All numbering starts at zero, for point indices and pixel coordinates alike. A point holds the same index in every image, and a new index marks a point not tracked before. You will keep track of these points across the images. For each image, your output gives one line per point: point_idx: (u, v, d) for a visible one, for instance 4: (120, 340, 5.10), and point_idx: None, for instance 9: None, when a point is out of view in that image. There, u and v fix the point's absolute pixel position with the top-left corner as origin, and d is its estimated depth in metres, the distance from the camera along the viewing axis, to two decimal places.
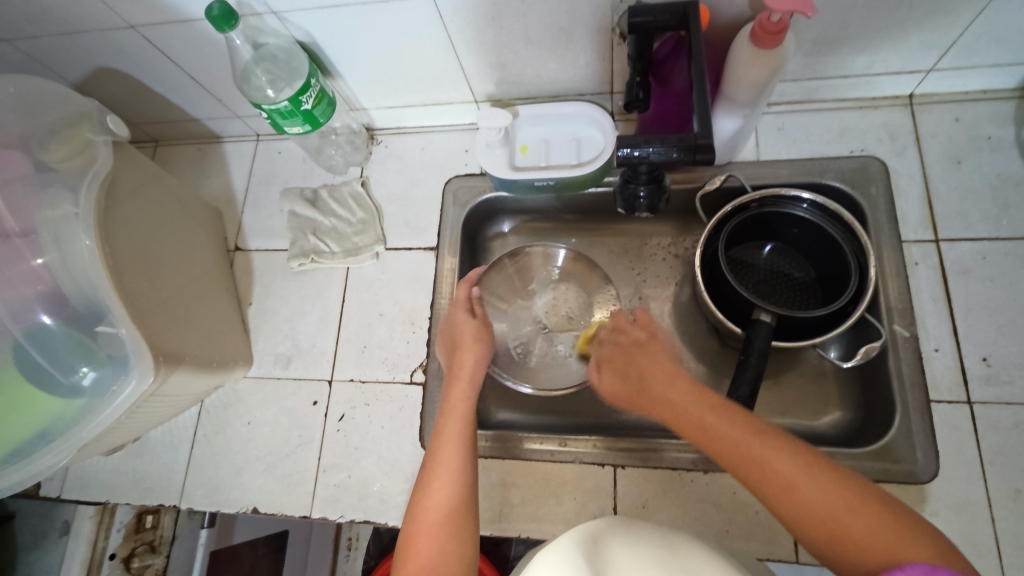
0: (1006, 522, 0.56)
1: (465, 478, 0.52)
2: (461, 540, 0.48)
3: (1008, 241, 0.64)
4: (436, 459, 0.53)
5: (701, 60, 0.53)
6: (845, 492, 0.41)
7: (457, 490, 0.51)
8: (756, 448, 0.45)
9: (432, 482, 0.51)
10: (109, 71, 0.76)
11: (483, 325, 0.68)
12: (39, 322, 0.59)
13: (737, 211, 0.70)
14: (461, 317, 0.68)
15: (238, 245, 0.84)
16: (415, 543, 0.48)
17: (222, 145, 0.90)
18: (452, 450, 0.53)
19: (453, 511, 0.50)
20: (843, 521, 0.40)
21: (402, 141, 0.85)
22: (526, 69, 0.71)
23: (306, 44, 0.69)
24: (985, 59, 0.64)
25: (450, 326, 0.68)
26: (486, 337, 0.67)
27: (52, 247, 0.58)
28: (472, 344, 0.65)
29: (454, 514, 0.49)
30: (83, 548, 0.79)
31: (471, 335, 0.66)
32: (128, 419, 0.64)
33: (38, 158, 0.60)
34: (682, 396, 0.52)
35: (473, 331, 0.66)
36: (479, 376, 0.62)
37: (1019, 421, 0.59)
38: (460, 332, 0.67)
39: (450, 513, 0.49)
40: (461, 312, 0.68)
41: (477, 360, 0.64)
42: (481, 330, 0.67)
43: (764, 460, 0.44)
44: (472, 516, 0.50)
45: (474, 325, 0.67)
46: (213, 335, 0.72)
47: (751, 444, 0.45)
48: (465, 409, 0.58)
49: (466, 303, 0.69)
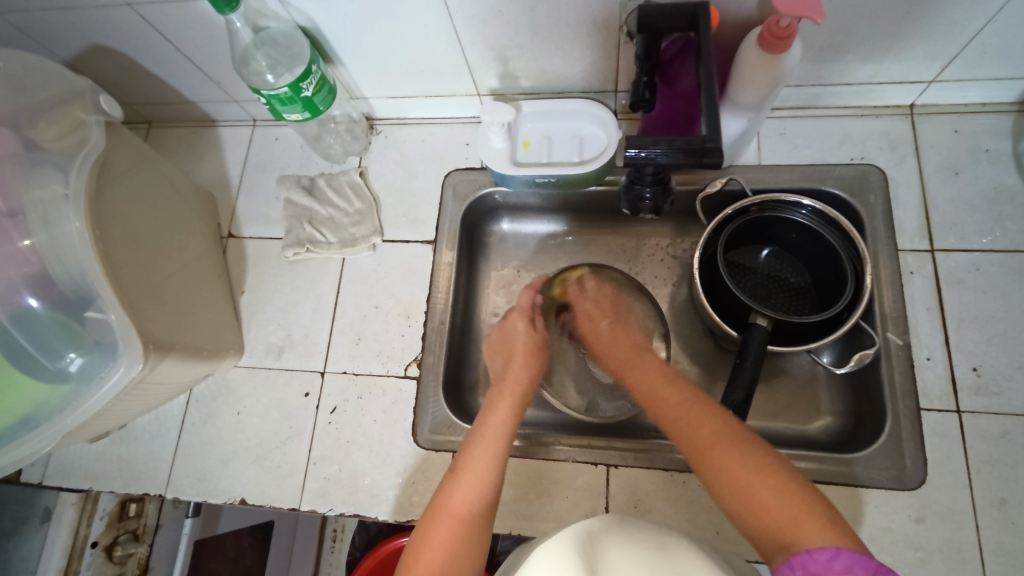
0: (990, 530, 0.57)
1: (494, 480, 0.53)
2: (475, 539, 0.50)
3: (1002, 253, 0.65)
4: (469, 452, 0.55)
5: (711, 62, 0.53)
6: (771, 477, 0.45)
7: (484, 492, 0.52)
8: (709, 432, 0.50)
9: (459, 481, 0.52)
10: (102, 49, 0.74)
11: (540, 340, 0.68)
12: (25, 304, 0.57)
13: (737, 215, 0.70)
14: (524, 329, 0.69)
15: (231, 232, 0.83)
16: (429, 536, 0.49)
17: (217, 129, 0.89)
18: (490, 452, 0.54)
19: (478, 510, 0.51)
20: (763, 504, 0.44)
21: (402, 132, 0.84)
22: (531, 64, 0.70)
23: (308, 30, 0.67)
24: (987, 72, 0.65)
25: (506, 334, 0.69)
26: (541, 354, 0.67)
27: (40, 229, 0.56)
28: (524, 359, 0.66)
29: (474, 515, 0.50)
30: (64, 535, 0.78)
31: (530, 348, 0.67)
32: (115, 406, 0.63)
33: (26, 136, 0.58)
34: (660, 387, 0.57)
35: (529, 346, 0.67)
36: (530, 394, 0.63)
37: (1006, 432, 0.60)
38: (519, 343, 0.68)
39: (473, 510, 0.51)
40: (521, 322, 0.69)
41: (529, 373, 0.65)
42: (536, 350, 0.67)
43: (710, 446, 0.49)
44: (490, 519, 0.52)
45: (534, 335, 0.69)
46: (204, 323, 0.70)
47: (706, 428, 0.50)
48: (507, 423, 0.58)
49: (528, 317, 0.70)
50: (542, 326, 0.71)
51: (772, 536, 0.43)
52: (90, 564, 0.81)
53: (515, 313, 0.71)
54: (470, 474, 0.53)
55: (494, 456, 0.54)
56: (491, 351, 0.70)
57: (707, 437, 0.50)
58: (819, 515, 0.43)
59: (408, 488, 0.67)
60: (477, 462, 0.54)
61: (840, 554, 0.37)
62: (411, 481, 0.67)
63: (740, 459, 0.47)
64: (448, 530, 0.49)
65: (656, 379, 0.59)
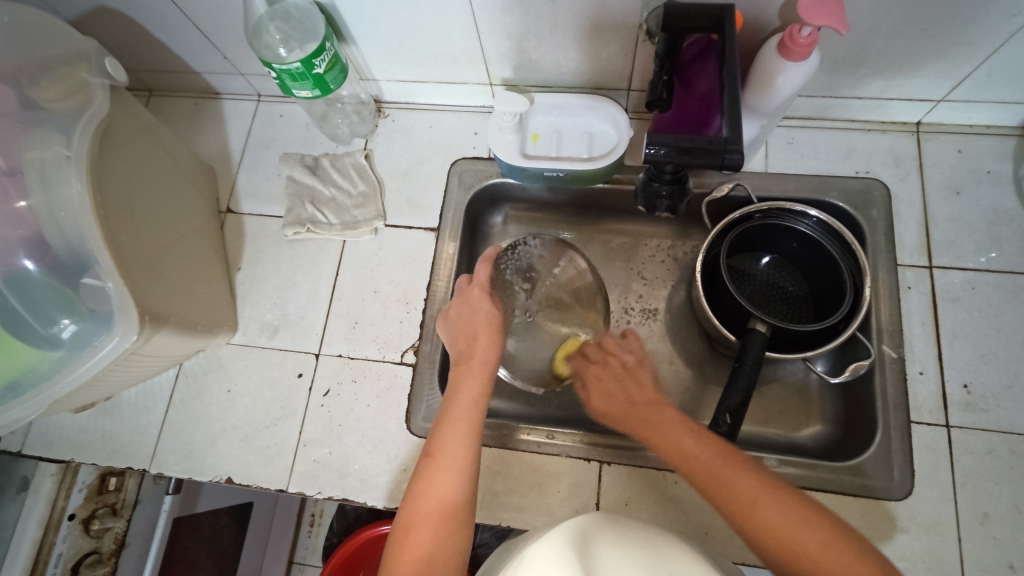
0: (972, 543, 0.58)
1: (470, 468, 0.52)
2: (461, 533, 0.49)
3: (997, 274, 0.66)
4: (445, 445, 0.53)
5: (734, 64, 0.53)
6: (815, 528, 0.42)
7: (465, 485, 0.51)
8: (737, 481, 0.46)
9: (438, 471, 0.51)
10: (108, 11, 0.72)
11: (498, 316, 0.66)
12: (21, 267, 0.55)
13: (741, 220, 0.71)
14: (480, 308, 0.66)
15: (230, 207, 0.81)
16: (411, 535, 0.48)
17: (220, 102, 0.87)
18: (465, 433, 0.54)
19: (458, 504, 0.50)
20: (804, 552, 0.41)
21: (410, 117, 0.83)
22: (546, 56, 0.70)
23: (324, 6, 0.66)
24: (995, 94, 0.66)
25: (466, 311, 0.67)
26: (502, 330, 0.66)
27: (39, 189, 0.55)
28: (488, 337, 0.64)
29: (456, 510, 0.49)
30: (41, 506, 0.76)
31: (484, 325, 0.65)
32: (105, 376, 0.62)
33: (28, 95, 0.56)
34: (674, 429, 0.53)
35: (491, 321, 0.65)
36: (494, 359, 0.62)
37: (992, 448, 0.61)
38: (473, 320, 0.66)
39: (453, 505, 0.49)
40: (480, 296, 0.67)
41: (495, 350, 0.63)
42: (496, 325, 0.65)
43: (746, 494, 0.45)
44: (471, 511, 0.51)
45: (490, 310, 0.66)
46: (199, 298, 0.69)
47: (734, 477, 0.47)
48: (477, 405, 0.57)
49: (486, 296, 0.67)
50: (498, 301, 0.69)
51: None
52: (66, 537, 0.78)
53: (473, 288, 0.67)
54: (447, 467, 0.51)
55: (467, 435, 0.54)
56: (449, 327, 0.67)
57: (744, 491, 0.46)
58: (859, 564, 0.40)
59: (399, 475, 0.67)
60: (456, 453, 0.52)
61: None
62: (402, 469, 0.67)
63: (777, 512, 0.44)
64: (429, 525, 0.48)
65: (679, 425, 0.53)
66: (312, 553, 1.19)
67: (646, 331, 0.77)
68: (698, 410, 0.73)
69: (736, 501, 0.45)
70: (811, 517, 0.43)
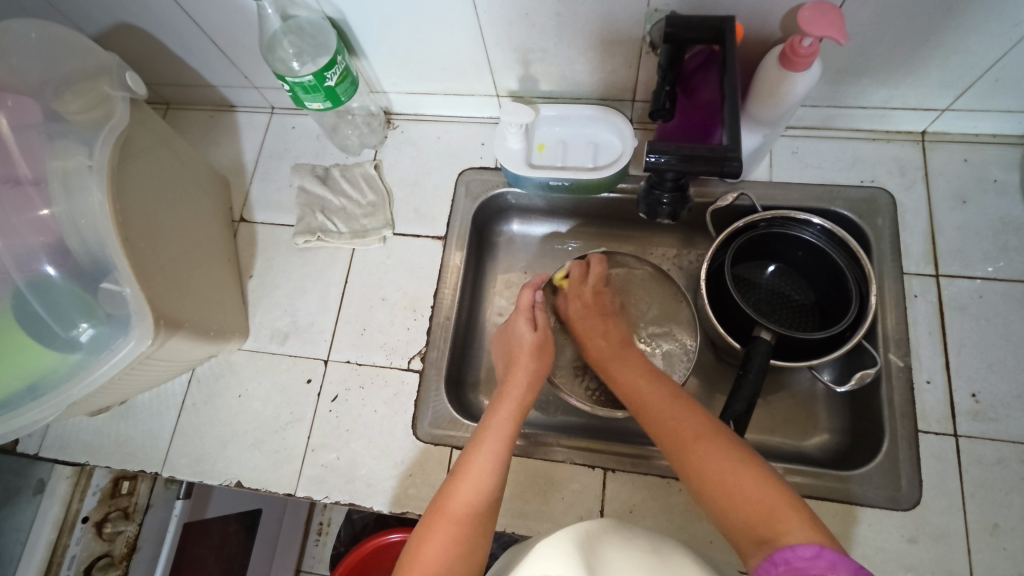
0: (982, 555, 0.57)
1: (496, 482, 0.53)
2: (478, 542, 0.50)
3: (1005, 283, 0.66)
4: (473, 454, 0.55)
5: (734, 75, 0.54)
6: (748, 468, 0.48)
7: (485, 497, 0.52)
8: (683, 423, 0.53)
9: (460, 484, 0.53)
10: (129, 27, 0.75)
11: (542, 340, 0.66)
12: (43, 272, 0.57)
13: (745, 229, 0.71)
14: (523, 330, 0.66)
15: (243, 216, 0.83)
16: (422, 549, 0.48)
17: (235, 114, 0.90)
18: (495, 454, 0.55)
19: (479, 510, 0.51)
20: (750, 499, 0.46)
21: (418, 128, 0.84)
22: (552, 69, 0.71)
23: (336, 21, 0.68)
24: (999, 104, 0.66)
25: (510, 333, 0.68)
26: (546, 354, 0.65)
27: (61, 198, 0.57)
28: (529, 361, 0.64)
29: (474, 517, 0.51)
30: (56, 508, 0.77)
31: (533, 348, 0.65)
32: (121, 380, 0.63)
33: (52, 107, 0.59)
34: (640, 380, 0.60)
35: (531, 346, 0.65)
36: (532, 396, 0.62)
37: (1001, 458, 0.60)
38: (521, 345, 0.66)
39: (471, 511, 0.51)
40: (523, 322, 0.67)
41: (533, 380, 0.63)
42: (541, 348, 0.65)
43: (687, 433, 0.52)
44: (490, 523, 0.52)
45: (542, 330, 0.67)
46: (212, 304, 0.71)
47: (681, 418, 0.54)
48: (510, 427, 0.57)
49: (527, 322, 0.67)
50: (544, 322, 0.69)
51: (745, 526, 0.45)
52: (79, 539, 0.79)
53: (518, 313, 0.68)
54: (473, 475, 0.53)
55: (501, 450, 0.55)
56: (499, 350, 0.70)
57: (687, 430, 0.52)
58: (789, 504, 0.45)
59: (405, 480, 0.67)
60: (479, 466, 0.54)
61: (826, 552, 0.39)
62: (409, 474, 0.68)
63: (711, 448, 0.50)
64: (447, 534, 0.49)
65: (638, 375, 0.61)
66: (320, 561, 1.19)
67: None
68: None
69: (681, 441, 0.52)
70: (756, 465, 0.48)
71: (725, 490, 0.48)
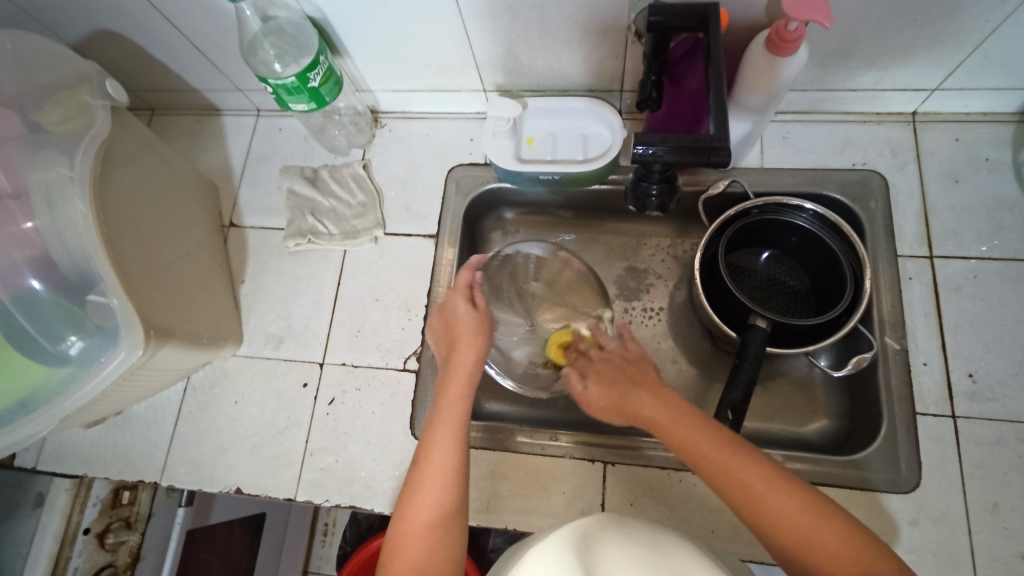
0: (982, 535, 0.58)
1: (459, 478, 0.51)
2: (452, 538, 0.48)
3: (999, 262, 0.66)
4: (430, 446, 0.53)
5: (719, 63, 0.54)
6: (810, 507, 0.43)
7: (451, 493, 0.50)
8: (742, 469, 0.46)
9: (425, 478, 0.51)
10: (109, 34, 0.74)
11: (482, 318, 0.66)
12: (29, 287, 0.57)
13: (738, 217, 0.71)
14: (581, 387, 0.63)
15: (233, 222, 0.83)
16: (402, 547, 0.47)
17: (221, 118, 0.89)
18: (450, 437, 0.53)
19: (449, 509, 0.49)
20: (809, 537, 0.41)
21: (406, 126, 0.84)
22: (538, 61, 0.70)
23: (317, 20, 0.67)
24: (989, 81, 0.66)
25: (448, 317, 0.66)
26: (486, 332, 0.65)
27: (43, 210, 0.56)
28: (470, 339, 0.63)
29: (445, 517, 0.49)
30: (57, 521, 0.77)
31: (597, 407, 0.61)
32: (114, 391, 0.63)
33: (32, 119, 0.58)
34: (680, 422, 0.51)
35: (472, 324, 0.65)
36: (478, 373, 0.61)
37: (1000, 438, 0.60)
38: (586, 403, 0.62)
39: (441, 514, 0.49)
40: (461, 300, 0.66)
41: (477, 358, 0.62)
42: (480, 326, 0.65)
43: (746, 483, 0.45)
44: (461, 518, 0.50)
45: (609, 385, 0.60)
46: (204, 312, 0.70)
47: (736, 464, 0.46)
48: (461, 407, 0.57)
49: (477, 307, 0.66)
50: (484, 303, 0.68)
51: None
52: (81, 551, 0.79)
53: (454, 292, 0.68)
54: (435, 471, 0.51)
55: (456, 428, 0.54)
56: (433, 331, 0.68)
57: (741, 476, 0.45)
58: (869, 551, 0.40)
59: (404, 481, 0.67)
60: (441, 457, 0.52)
61: None
62: (408, 474, 0.67)
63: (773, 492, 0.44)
64: (425, 536, 0.48)
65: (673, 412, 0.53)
66: (326, 562, 1.20)
67: (647, 332, 0.77)
68: (704, 408, 0.72)
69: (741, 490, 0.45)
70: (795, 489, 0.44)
71: (805, 544, 0.41)
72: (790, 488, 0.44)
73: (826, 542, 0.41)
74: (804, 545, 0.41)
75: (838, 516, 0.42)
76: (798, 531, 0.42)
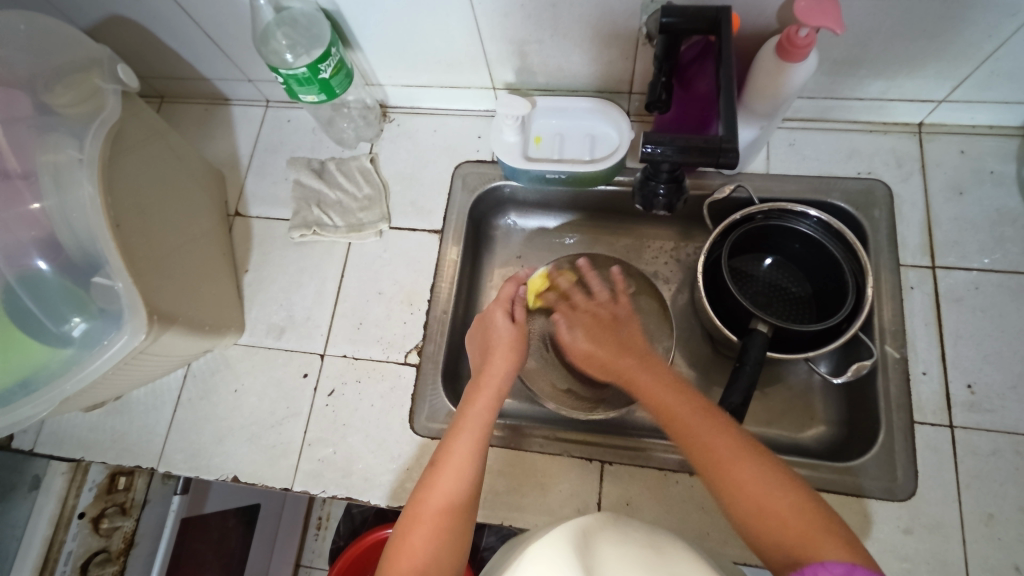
0: (976, 545, 0.58)
1: (474, 477, 0.52)
2: (459, 535, 0.49)
3: (1001, 274, 0.66)
4: (451, 443, 0.54)
5: (730, 66, 0.54)
6: (783, 483, 0.45)
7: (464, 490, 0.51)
8: (717, 442, 0.48)
9: (440, 477, 0.52)
10: (122, 20, 0.74)
11: (520, 333, 0.66)
12: (35, 267, 0.57)
13: (743, 222, 0.71)
14: (570, 337, 0.66)
15: (238, 211, 0.83)
16: (407, 538, 0.48)
17: (230, 108, 0.89)
18: (472, 443, 0.54)
19: (457, 505, 0.50)
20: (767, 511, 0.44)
21: (414, 122, 0.84)
22: (548, 60, 0.71)
23: (329, 12, 0.67)
24: (996, 94, 0.66)
25: (486, 328, 0.67)
26: (523, 346, 0.65)
27: (52, 192, 0.57)
28: (505, 352, 0.63)
29: (454, 512, 0.50)
30: (52, 504, 0.77)
31: (584, 356, 0.64)
32: (114, 375, 0.63)
33: (42, 100, 0.58)
34: (669, 394, 0.54)
35: (508, 338, 0.65)
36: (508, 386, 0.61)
37: (996, 449, 0.60)
38: (575, 352, 0.65)
39: (448, 509, 0.50)
40: (501, 313, 0.67)
41: (510, 370, 0.62)
42: (518, 340, 0.65)
43: (724, 459, 0.47)
44: (470, 516, 0.51)
45: (597, 338, 0.64)
46: (207, 299, 0.70)
47: (713, 437, 0.48)
48: (487, 417, 0.57)
49: (518, 320, 0.67)
50: (524, 317, 0.68)
51: (787, 553, 0.42)
52: (76, 535, 0.79)
53: (496, 304, 0.68)
54: (452, 466, 0.52)
55: (480, 431, 0.55)
56: (472, 342, 0.69)
57: (725, 453, 0.47)
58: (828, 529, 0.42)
59: (402, 474, 0.67)
60: (460, 456, 0.53)
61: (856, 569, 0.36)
62: (406, 467, 0.67)
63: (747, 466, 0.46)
64: (432, 527, 0.49)
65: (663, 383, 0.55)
66: (319, 556, 1.19)
67: None
68: None
69: (716, 460, 0.47)
70: (766, 466, 0.46)
71: (764, 514, 0.44)
72: (762, 463, 0.46)
73: (783, 514, 0.43)
74: (765, 518, 0.43)
75: (800, 493, 0.44)
76: (761, 504, 0.44)
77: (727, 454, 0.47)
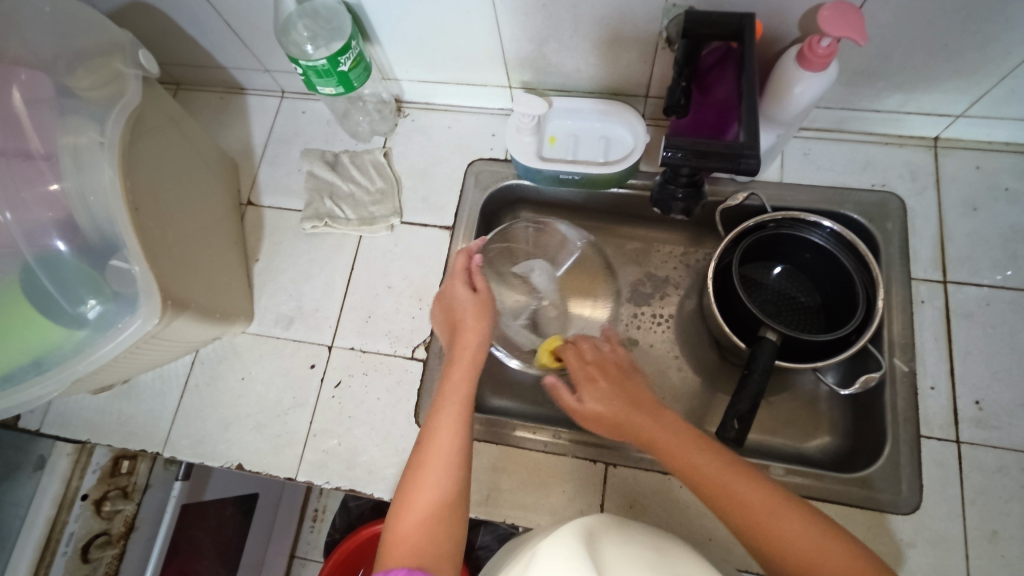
0: (979, 561, 0.58)
1: (461, 463, 0.52)
2: (453, 526, 0.48)
3: (1012, 292, 0.66)
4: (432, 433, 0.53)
5: (752, 72, 0.54)
6: (825, 534, 0.43)
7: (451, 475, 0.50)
8: (750, 498, 0.46)
9: (427, 466, 0.51)
10: (144, 6, 0.75)
11: (483, 301, 0.66)
12: (53, 248, 0.56)
13: (754, 230, 0.71)
14: (575, 401, 0.62)
15: (251, 200, 0.83)
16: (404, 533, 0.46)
17: (246, 97, 0.89)
18: (453, 421, 0.54)
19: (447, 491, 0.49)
20: (796, 545, 0.43)
21: (429, 118, 0.84)
22: (566, 61, 0.71)
23: (351, 5, 0.68)
24: (1015, 111, 0.66)
25: (448, 301, 0.68)
26: (489, 312, 0.65)
27: (71, 174, 0.56)
28: (473, 323, 0.64)
29: (445, 501, 0.49)
30: (56, 485, 0.77)
31: (595, 418, 0.60)
32: (125, 359, 0.64)
33: (64, 82, 0.58)
34: (692, 451, 0.50)
35: (473, 308, 0.65)
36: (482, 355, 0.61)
37: (1002, 466, 0.60)
38: (583, 414, 0.61)
39: (439, 497, 0.49)
40: (462, 285, 0.67)
41: (481, 341, 0.63)
42: (483, 308, 0.65)
43: (761, 517, 0.44)
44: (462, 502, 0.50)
45: (607, 396, 0.59)
46: (219, 287, 0.71)
47: (745, 491, 0.46)
48: (464, 391, 0.57)
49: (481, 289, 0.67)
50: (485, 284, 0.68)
51: None
52: (78, 516, 0.79)
53: (455, 277, 0.68)
54: (436, 452, 0.52)
55: (459, 412, 0.55)
56: (437, 318, 0.69)
57: (763, 512, 0.45)
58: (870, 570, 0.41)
59: (406, 469, 0.67)
60: (444, 444, 0.52)
61: None
62: (410, 462, 0.68)
63: (783, 518, 0.44)
64: (424, 521, 0.47)
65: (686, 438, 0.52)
66: (315, 548, 1.20)
67: (655, 338, 0.77)
68: (708, 418, 0.72)
69: (754, 520, 0.45)
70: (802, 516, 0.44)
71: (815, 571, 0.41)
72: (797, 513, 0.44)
73: (805, 545, 0.42)
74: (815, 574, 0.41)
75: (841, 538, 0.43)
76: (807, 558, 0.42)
77: (762, 511, 0.45)
